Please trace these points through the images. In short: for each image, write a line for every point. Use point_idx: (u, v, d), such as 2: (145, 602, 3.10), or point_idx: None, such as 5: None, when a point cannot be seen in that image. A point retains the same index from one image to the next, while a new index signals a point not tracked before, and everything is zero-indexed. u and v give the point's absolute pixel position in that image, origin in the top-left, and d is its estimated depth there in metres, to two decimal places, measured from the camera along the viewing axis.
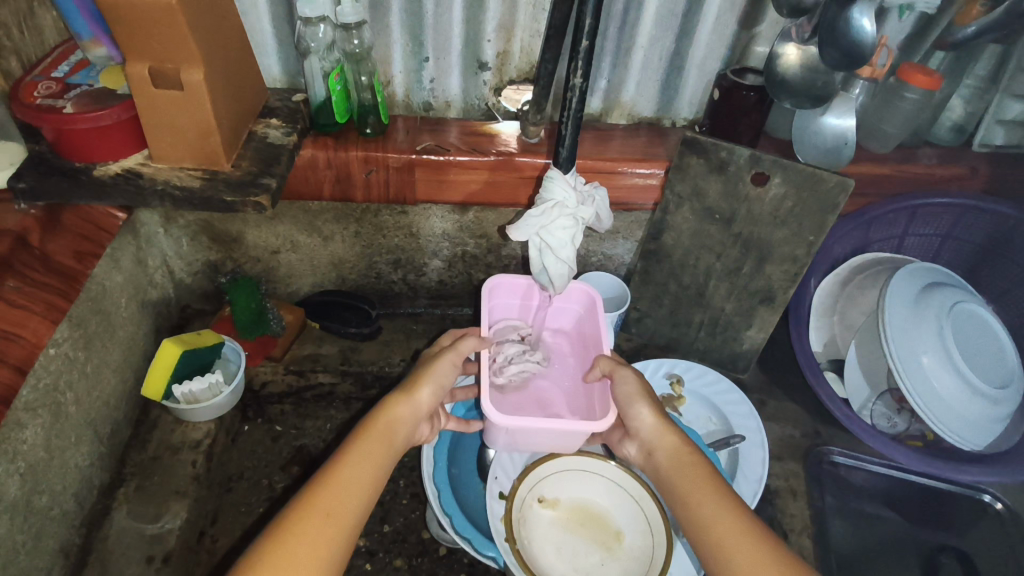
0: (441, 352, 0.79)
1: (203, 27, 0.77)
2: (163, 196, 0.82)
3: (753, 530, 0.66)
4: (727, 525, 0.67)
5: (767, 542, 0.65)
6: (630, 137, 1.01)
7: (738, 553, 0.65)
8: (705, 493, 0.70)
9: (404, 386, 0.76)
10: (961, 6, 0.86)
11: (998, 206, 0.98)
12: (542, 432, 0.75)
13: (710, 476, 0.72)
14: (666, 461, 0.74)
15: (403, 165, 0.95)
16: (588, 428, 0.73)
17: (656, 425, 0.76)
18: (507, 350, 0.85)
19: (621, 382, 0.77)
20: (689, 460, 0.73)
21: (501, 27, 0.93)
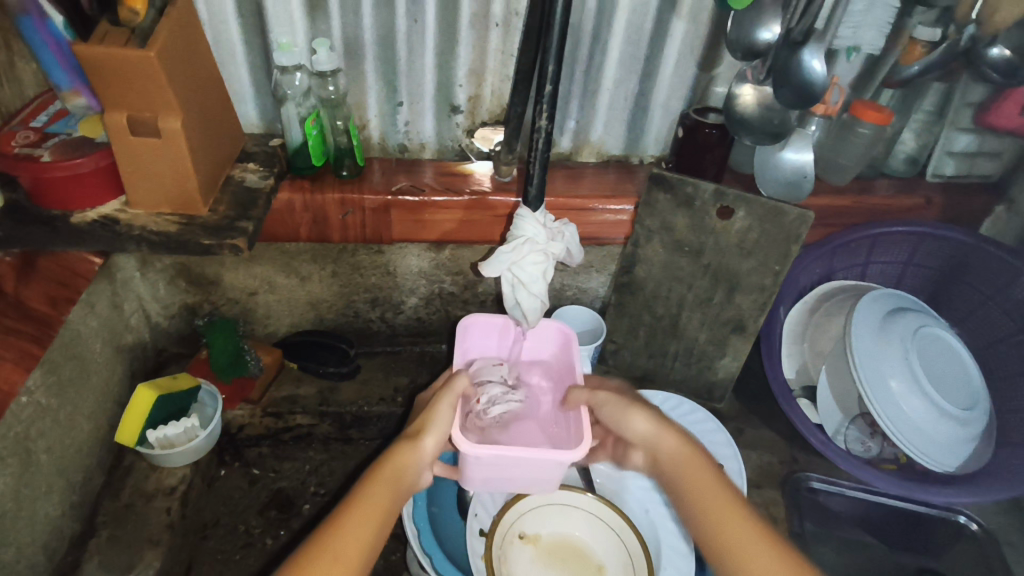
0: (437, 397, 0.76)
1: (182, 79, 0.79)
2: (139, 241, 0.83)
3: (776, 546, 0.66)
4: (747, 543, 0.67)
5: (788, 558, 0.66)
6: (600, 174, 1.05)
7: (744, 553, 0.66)
8: (718, 505, 0.69)
9: (408, 436, 0.73)
10: (904, 47, 0.91)
11: (952, 233, 1.01)
12: (515, 466, 0.74)
13: (721, 483, 0.71)
14: (674, 468, 0.73)
15: (379, 207, 0.97)
16: (561, 457, 0.72)
17: (660, 431, 0.75)
18: (490, 390, 0.85)
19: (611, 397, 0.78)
20: (698, 465, 0.72)
21: (472, 72, 0.96)
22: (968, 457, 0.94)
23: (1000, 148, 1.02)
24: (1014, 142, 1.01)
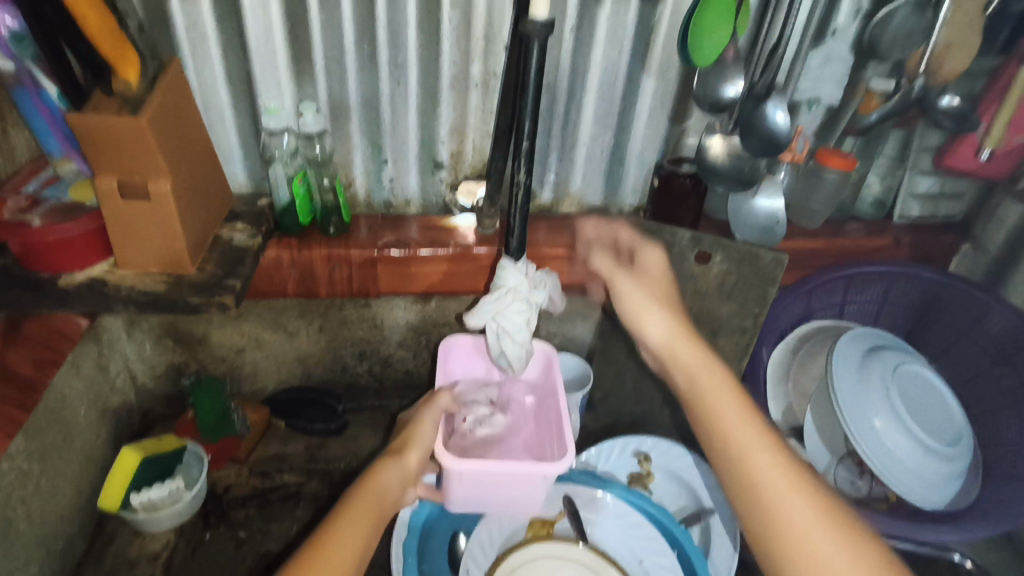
0: (420, 414, 0.84)
1: (172, 143, 0.82)
2: (127, 301, 0.84)
3: (770, 436, 0.74)
4: (744, 430, 0.74)
5: (780, 448, 0.73)
6: (582, 224, 1.08)
7: (725, 412, 0.76)
8: (708, 377, 0.78)
9: (393, 451, 0.81)
10: (861, 98, 0.95)
11: (923, 271, 1.04)
12: (498, 478, 0.80)
13: (729, 378, 0.78)
14: (689, 360, 0.80)
15: (365, 261, 1.00)
16: (542, 469, 0.78)
17: (682, 332, 0.82)
18: (475, 411, 0.90)
19: (642, 287, 0.85)
20: (712, 361, 0.79)
21: (454, 130, 1.00)
22: (956, 493, 0.94)
23: (961, 189, 1.07)
24: (973, 183, 1.06)
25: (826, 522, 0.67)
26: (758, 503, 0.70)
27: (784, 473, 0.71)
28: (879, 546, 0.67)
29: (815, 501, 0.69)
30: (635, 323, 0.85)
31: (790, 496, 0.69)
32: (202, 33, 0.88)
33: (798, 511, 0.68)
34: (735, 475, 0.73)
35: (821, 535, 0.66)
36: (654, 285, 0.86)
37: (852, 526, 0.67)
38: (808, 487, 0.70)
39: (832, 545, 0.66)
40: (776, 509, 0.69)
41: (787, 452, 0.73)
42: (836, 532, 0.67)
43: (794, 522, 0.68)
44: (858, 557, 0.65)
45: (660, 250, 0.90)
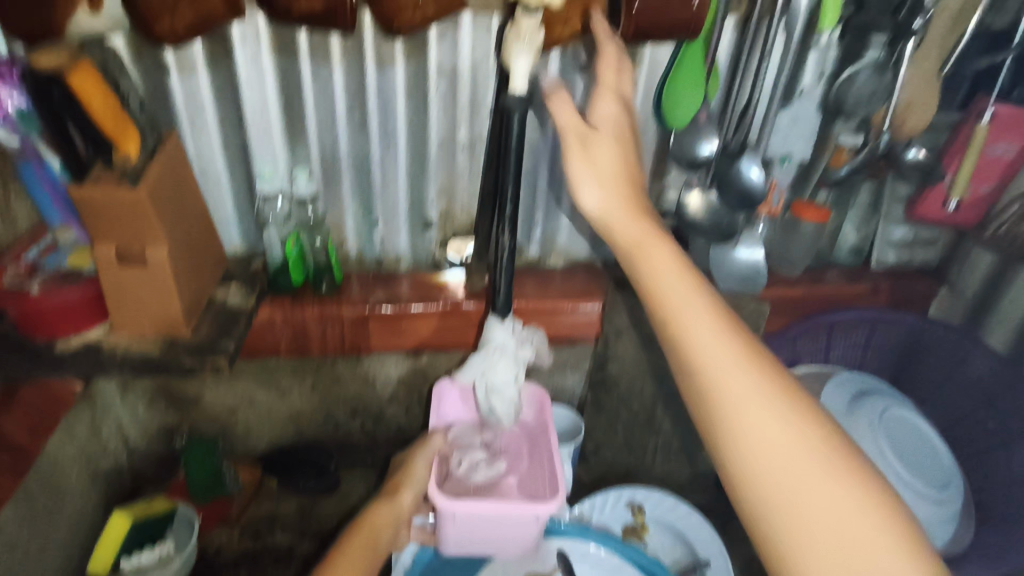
0: (414, 456, 0.91)
1: (169, 213, 0.85)
2: (122, 365, 0.86)
3: (736, 335, 0.62)
4: (702, 326, 0.62)
5: (749, 352, 0.61)
6: (569, 278, 1.10)
7: (686, 306, 0.63)
8: (665, 266, 0.66)
9: (387, 493, 0.87)
10: (831, 153, 1.00)
11: (903, 316, 1.07)
12: (489, 516, 0.84)
13: (684, 269, 0.66)
14: (641, 241, 0.68)
15: (357, 319, 1.02)
16: (531, 505, 0.83)
17: (622, 203, 0.70)
18: (470, 456, 0.93)
19: (601, 151, 0.71)
20: (667, 244, 0.68)
21: (442, 191, 1.04)
22: (949, 537, 0.94)
23: (935, 236, 1.11)
24: (945, 231, 1.10)
25: (799, 435, 0.57)
26: (725, 414, 0.59)
27: (752, 380, 0.59)
28: (864, 465, 0.57)
29: (789, 408, 0.58)
30: (577, 192, 0.72)
31: (759, 405, 0.58)
32: (201, 106, 0.92)
33: (772, 426, 0.57)
34: (693, 377, 0.62)
35: (797, 450, 0.56)
36: (618, 147, 0.72)
37: (834, 444, 0.57)
38: (782, 399, 0.59)
39: (811, 462, 0.56)
40: (745, 421, 0.58)
41: (756, 354, 0.61)
42: (813, 449, 0.56)
43: (766, 440, 0.57)
44: (840, 476, 0.55)
45: (617, 100, 0.75)
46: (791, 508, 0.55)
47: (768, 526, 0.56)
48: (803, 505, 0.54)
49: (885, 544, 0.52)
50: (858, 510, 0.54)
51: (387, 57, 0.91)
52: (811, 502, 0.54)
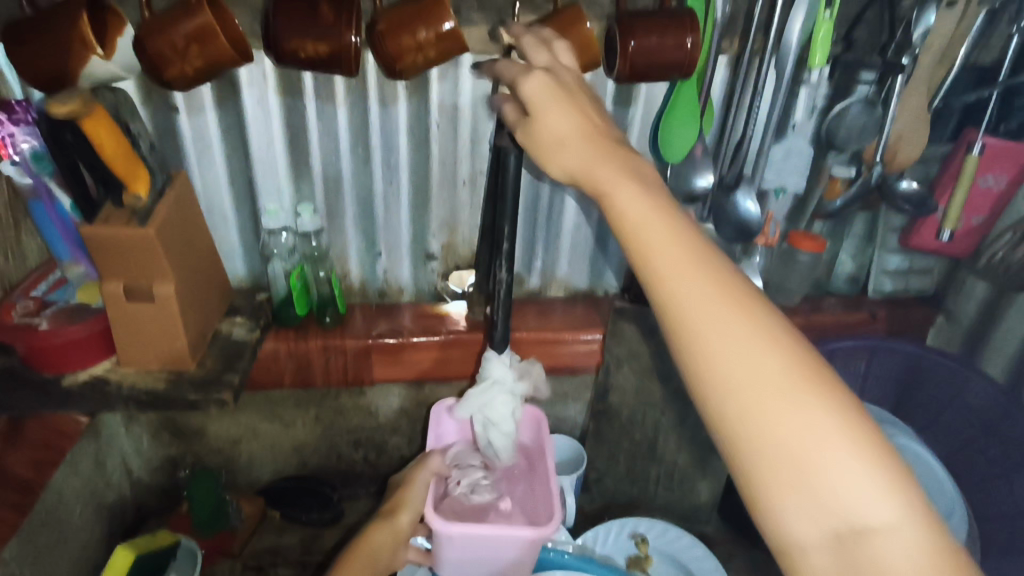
0: (413, 476, 0.91)
1: (177, 249, 0.86)
2: (128, 399, 0.87)
3: (707, 261, 0.53)
4: (670, 252, 0.53)
5: (723, 280, 0.52)
6: (569, 308, 1.11)
7: (668, 256, 0.53)
8: (639, 207, 0.55)
9: (386, 513, 0.89)
10: (826, 184, 1.02)
11: (901, 344, 1.08)
12: (487, 541, 0.84)
13: (650, 195, 0.56)
14: (602, 180, 0.58)
15: (360, 350, 1.03)
16: (529, 534, 0.82)
17: (585, 157, 0.59)
18: (469, 475, 0.92)
19: (548, 115, 0.61)
20: (631, 175, 0.57)
21: (444, 224, 1.05)
22: None
23: (930, 265, 1.12)
24: (939, 260, 1.12)
25: (780, 367, 0.50)
26: (697, 351, 0.51)
27: (728, 311, 0.51)
28: (846, 392, 0.50)
29: (785, 369, 0.50)
30: (541, 161, 0.63)
31: (735, 337, 0.50)
32: (209, 143, 0.94)
33: (749, 360, 0.50)
34: (665, 311, 0.53)
35: (776, 382, 0.49)
36: (565, 100, 0.62)
37: (815, 373, 0.50)
38: (780, 360, 0.50)
39: (791, 395, 0.49)
40: (719, 356, 0.50)
41: (732, 279, 0.52)
42: (793, 381, 0.50)
43: (741, 376, 0.50)
44: (822, 407, 0.49)
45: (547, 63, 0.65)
46: (768, 449, 0.49)
47: (746, 471, 0.50)
48: (785, 446, 0.48)
49: (865, 480, 0.48)
50: (839, 445, 0.48)
51: (390, 95, 0.93)
52: (792, 442, 0.48)
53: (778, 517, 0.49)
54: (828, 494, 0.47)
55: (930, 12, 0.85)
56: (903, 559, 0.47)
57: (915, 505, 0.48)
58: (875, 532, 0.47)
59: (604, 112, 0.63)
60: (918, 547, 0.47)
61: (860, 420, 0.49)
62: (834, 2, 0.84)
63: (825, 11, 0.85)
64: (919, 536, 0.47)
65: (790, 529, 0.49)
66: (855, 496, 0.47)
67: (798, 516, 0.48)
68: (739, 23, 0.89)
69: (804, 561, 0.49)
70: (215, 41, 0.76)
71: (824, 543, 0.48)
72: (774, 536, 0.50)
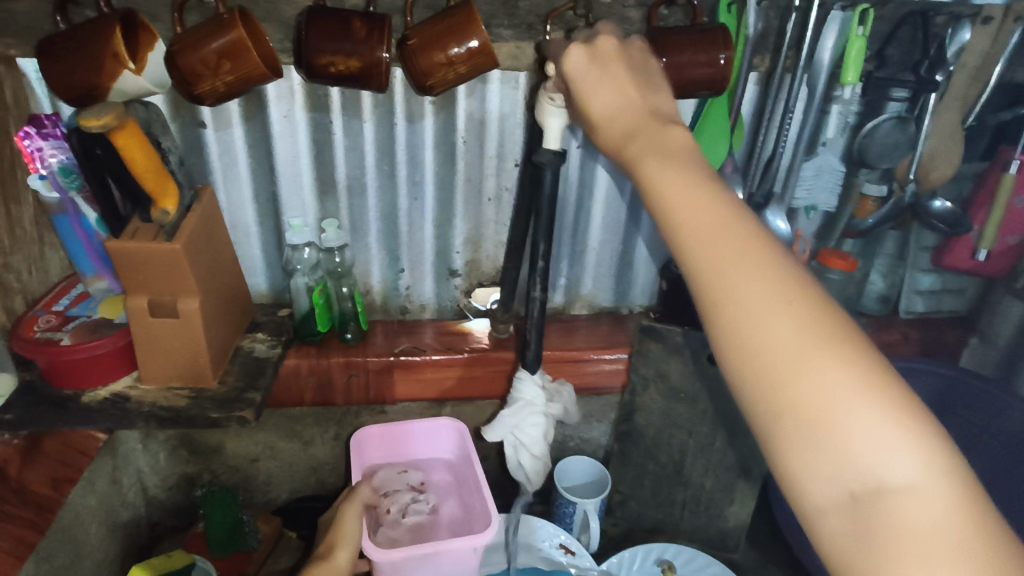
0: (342, 510, 0.91)
1: (201, 264, 0.85)
2: (149, 417, 0.85)
3: (727, 217, 0.50)
4: (690, 209, 0.50)
5: (741, 235, 0.49)
6: (593, 326, 1.09)
7: (686, 210, 0.51)
8: (661, 168, 0.54)
9: (322, 554, 0.86)
10: (856, 203, 1.01)
11: (936, 366, 1.04)
12: (426, 561, 0.88)
13: (675, 157, 0.54)
14: (632, 148, 0.57)
15: (382, 367, 1.02)
16: (471, 542, 0.88)
17: (622, 128, 0.60)
18: (400, 500, 0.98)
19: (596, 96, 0.63)
20: (660, 145, 0.56)
21: (468, 240, 1.04)
22: None
23: (963, 286, 1.11)
24: (973, 280, 1.10)
25: (798, 325, 0.45)
26: (713, 308, 0.48)
27: (744, 266, 0.47)
28: (877, 356, 0.45)
29: (803, 319, 0.46)
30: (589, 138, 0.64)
31: (752, 293, 0.47)
32: (234, 158, 0.94)
33: (768, 316, 0.46)
34: (682, 268, 0.50)
35: (793, 340, 0.45)
36: (607, 79, 0.63)
37: (841, 331, 0.45)
38: (801, 311, 0.46)
39: (810, 353, 0.45)
40: (734, 310, 0.47)
41: (752, 234, 0.49)
42: (813, 339, 0.45)
43: (756, 333, 0.46)
44: (844, 367, 0.44)
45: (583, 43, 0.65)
46: (782, 409, 0.45)
47: (759, 427, 0.47)
48: (804, 408, 0.44)
49: (891, 446, 0.42)
50: (863, 407, 0.43)
51: (417, 111, 0.93)
52: (809, 403, 0.44)
53: (797, 484, 0.45)
54: (848, 458, 0.42)
55: (963, 30, 0.87)
56: (935, 533, 0.41)
57: (952, 477, 0.42)
58: (899, 502, 0.42)
59: (655, 91, 0.63)
60: (953, 523, 0.41)
61: (890, 385, 0.44)
62: (868, 20, 0.83)
63: (858, 28, 0.84)
64: (953, 511, 0.41)
65: (807, 496, 0.44)
66: (880, 462, 0.42)
67: (814, 476, 0.44)
68: (771, 39, 0.87)
69: (824, 532, 0.44)
70: (245, 56, 0.75)
71: (843, 512, 0.43)
72: (794, 505, 0.46)
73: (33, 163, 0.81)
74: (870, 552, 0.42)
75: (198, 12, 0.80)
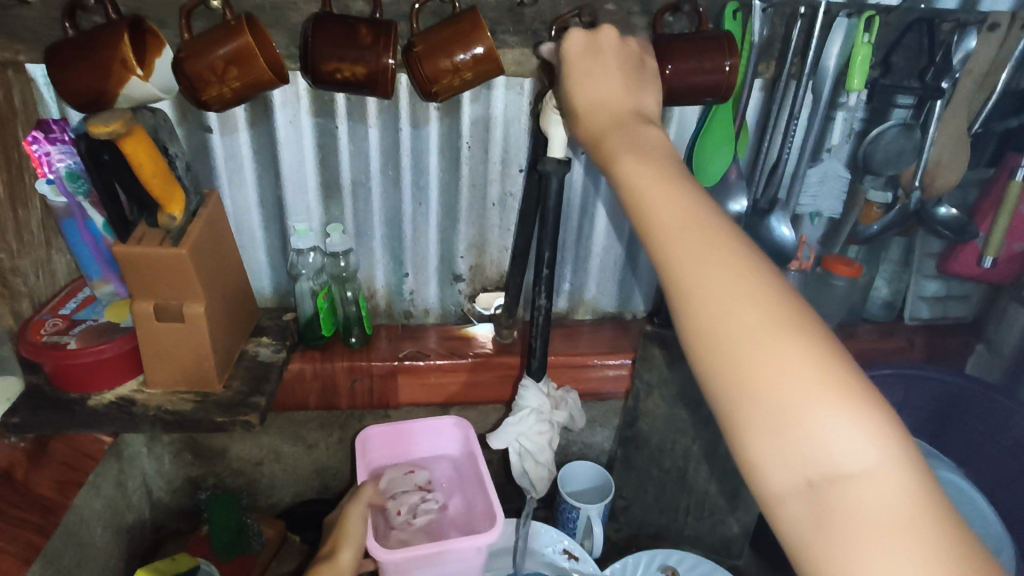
0: (347, 511, 0.90)
1: (207, 270, 0.86)
2: (154, 421, 0.85)
3: (694, 209, 0.51)
4: (658, 200, 0.51)
5: (706, 226, 0.50)
6: (597, 331, 1.09)
7: (655, 203, 0.52)
8: (633, 163, 0.54)
9: (327, 554, 0.85)
10: (861, 209, 1.01)
11: (941, 373, 1.04)
12: (432, 560, 0.88)
13: (647, 150, 0.55)
14: (609, 142, 0.57)
15: (386, 372, 1.02)
16: (477, 540, 0.88)
17: (601, 121, 0.60)
18: (407, 501, 0.97)
19: (583, 86, 0.63)
20: (636, 138, 0.57)
21: (472, 245, 1.05)
22: None
23: (968, 292, 1.11)
24: (978, 287, 1.10)
25: (759, 314, 0.46)
26: (679, 298, 0.49)
27: (708, 256, 0.48)
28: (835, 345, 0.46)
29: (764, 307, 0.46)
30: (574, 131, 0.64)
31: (715, 282, 0.47)
32: (240, 163, 0.95)
33: (731, 306, 0.47)
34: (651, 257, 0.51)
35: (752, 329, 0.46)
36: (598, 74, 0.63)
37: (802, 321, 0.46)
38: (763, 300, 0.47)
39: (772, 343, 0.45)
40: (697, 300, 0.48)
41: (717, 226, 0.50)
42: (773, 328, 0.46)
43: (718, 322, 0.47)
44: (802, 356, 0.45)
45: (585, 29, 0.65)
46: (742, 396, 0.46)
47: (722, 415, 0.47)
48: (763, 394, 0.45)
49: (848, 432, 0.43)
50: (819, 395, 0.44)
51: (422, 117, 0.93)
52: (767, 390, 0.45)
53: (757, 470, 0.46)
54: (805, 445, 0.43)
55: (969, 36, 0.86)
56: (889, 519, 0.42)
57: (908, 464, 0.43)
58: (856, 485, 0.42)
59: (641, 88, 0.64)
60: (908, 510, 0.42)
61: (847, 374, 0.45)
62: (874, 27, 0.83)
63: (863, 35, 0.84)
64: (909, 498, 0.42)
65: (767, 481, 0.45)
66: (837, 448, 0.43)
67: (773, 463, 0.44)
68: (777, 46, 0.87)
69: (784, 516, 0.45)
70: (253, 63, 0.76)
71: (801, 497, 0.44)
72: (755, 491, 0.47)
73: (41, 168, 0.81)
74: (826, 537, 0.43)
75: (205, 18, 0.81)
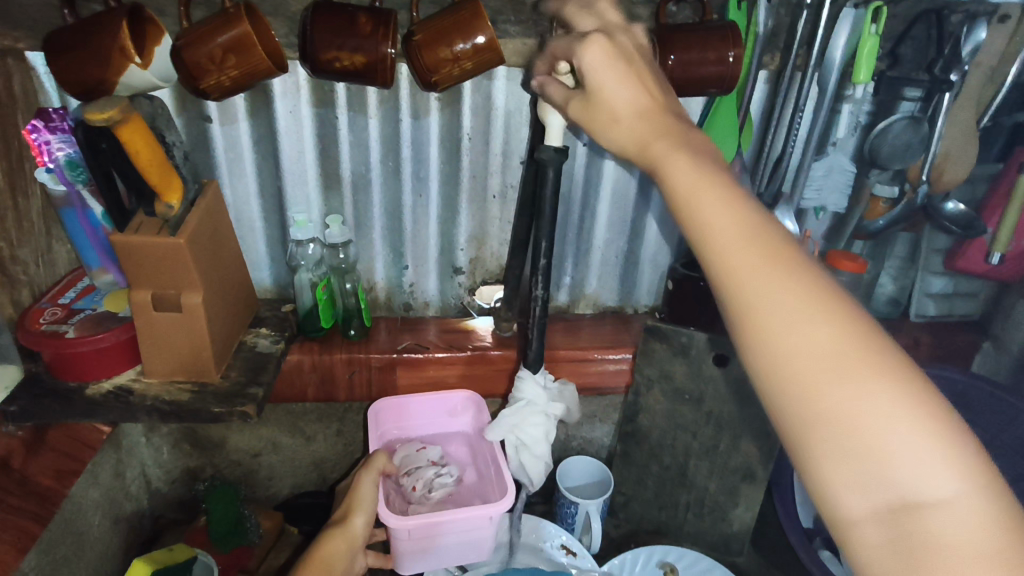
0: (358, 478, 0.90)
1: (206, 259, 0.85)
2: (151, 410, 0.85)
3: (754, 224, 0.49)
4: (718, 216, 0.50)
5: (770, 243, 0.48)
6: (597, 326, 1.09)
7: (713, 218, 0.50)
8: (686, 177, 0.52)
9: (339, 520, 0.87)
10: (866, 204, 1.00)
11: (946, 370, 1.02)
12: (444, 527, 0.87)
13: (701, 162, 0.53)
14: (657, 152, 0.56)
15: (385, 364, 1.01)
16: (489, 510, 0.88)
17: (642, 130, 0.58)
18: (423, 475, 0.96)
19: (610, 90, 0.60)
20: (683, 146, 0.55)
21: (473, 237, 1.04)
22: None
23: (975, 290, 1.10)
24: (986, 284, 1.09)
25: (831, 337, 0.45)
26: (745, 320, 0.48)
27: (773, 277, 0.47)
28: (909, 368, 0.45)
29: (835, 332, 0.45)
30: (604, 139, 0.61)
31: (783, 306, 0.46)
32: (240, 154, 0.94)
33: (801, 330, 0.46)
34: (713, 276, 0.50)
35: (825, 353, 0.45)
36: (631, 74, 0.60)
37: (875, 346, 0.45)
38: (835, 326, 0.45)
39: (847, 369, 0.44)
40: (766, 324, 0.46)
41: (783, 246, 0.48)
42: (848, 354, 0.45)
43: (790, 348, 0.46)
44: (877, 381, 0.44)
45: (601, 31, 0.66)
46: (816, 422, 0.44)
47: (790, 438, 0.46)
48: (837, 422, 0.44)
49: (926, 459, 0.42)
50: (896, 420, 0.43)
51: (422, 108, 0.92)
52: (842, 415, 0.44)
53: (827, 492, 0.45)
54: (883, 471, 0.42)
55: (979, 28, 0.85)
56: (968, 545, 0.40)
57: (987, 491, 0.42)
58: (933, 513, 0.41)
59: (662, 86, 0.62)
60: (986, 532, 0.41)
61: (925, 398, 0.43)
62: (881, 17, 0.81)
63: (871, 26, 0.82)
64: (989, 524, 0.41)
65: (840, 504, 0.44)
66: (914, 476, 0.42)
67: (847, 487, 0.44)
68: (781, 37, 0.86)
69: (858, 541, 0.44)
70: (252, 51, 0.76)
71: (877, 522, 0.43)
72: (824, 511, 0.46)
73: (41, 156, 0.81)
74: (905, 566, 0.42)
75: (205, 7, 0.80)
